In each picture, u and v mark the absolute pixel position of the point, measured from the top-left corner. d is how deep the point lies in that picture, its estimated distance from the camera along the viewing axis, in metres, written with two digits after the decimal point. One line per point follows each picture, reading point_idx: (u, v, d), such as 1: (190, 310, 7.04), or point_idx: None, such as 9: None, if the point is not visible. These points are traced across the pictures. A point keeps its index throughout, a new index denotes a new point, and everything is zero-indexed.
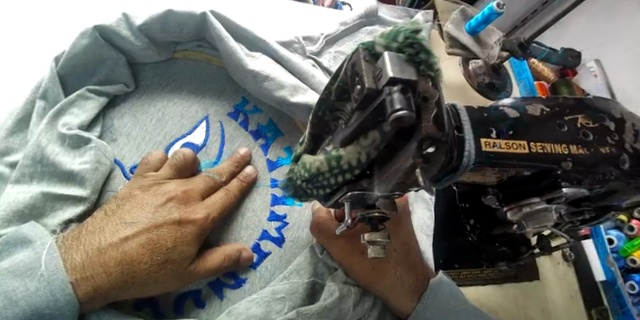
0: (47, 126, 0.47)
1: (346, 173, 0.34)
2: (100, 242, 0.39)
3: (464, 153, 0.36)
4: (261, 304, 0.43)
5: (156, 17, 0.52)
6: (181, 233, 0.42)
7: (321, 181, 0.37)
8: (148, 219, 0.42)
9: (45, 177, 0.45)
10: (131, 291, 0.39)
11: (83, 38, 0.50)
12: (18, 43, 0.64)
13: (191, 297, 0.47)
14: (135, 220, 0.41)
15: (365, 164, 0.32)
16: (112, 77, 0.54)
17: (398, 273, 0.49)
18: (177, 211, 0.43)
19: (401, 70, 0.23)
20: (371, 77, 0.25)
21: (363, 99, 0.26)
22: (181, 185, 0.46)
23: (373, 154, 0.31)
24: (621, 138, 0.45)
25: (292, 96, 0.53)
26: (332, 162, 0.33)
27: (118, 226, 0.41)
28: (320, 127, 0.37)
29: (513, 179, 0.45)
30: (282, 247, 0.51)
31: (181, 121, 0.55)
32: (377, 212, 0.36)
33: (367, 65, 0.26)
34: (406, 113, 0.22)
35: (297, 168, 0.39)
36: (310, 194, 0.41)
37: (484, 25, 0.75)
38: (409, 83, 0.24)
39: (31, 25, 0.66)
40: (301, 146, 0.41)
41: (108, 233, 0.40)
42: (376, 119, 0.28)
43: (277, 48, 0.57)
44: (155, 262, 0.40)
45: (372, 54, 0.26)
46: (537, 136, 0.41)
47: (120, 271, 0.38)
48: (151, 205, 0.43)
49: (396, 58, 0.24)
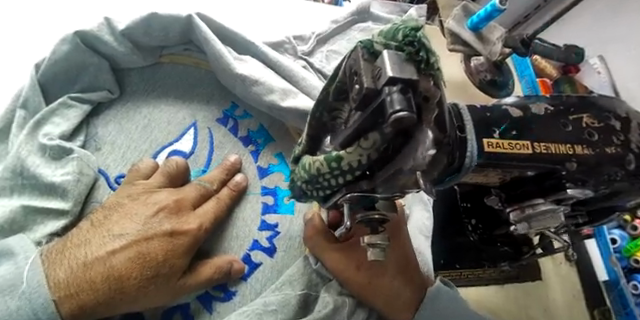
0: (27, 137, 0.45)
1: (346, 175, 0.32)
2: (86, 255, 0.37)
3: (466, 154, 0.34)
4: (252, 317, 0.41)
5: (138, 20, 0.50)
6: (173, 244, 0.41)
7: (321, 183, 0.34)
8: (138, 231, 0.40)
9: (26, 190, 0.43)
10: (118, 307, 0.38)
11: (64, 44, 0.48)
12: (4, 47, 0.62)
13: (179, 312, 0.45)
14: (123, 232, 0.40)
15: (365, 166, 0.30)
16: (95, 84, 0.52)
17: (391, 284, 0.47)
18: (168, 222, 0.42)
19: (402, 69, 0.20)
20: (370, 76, 0.22)
21: (361, 100, 0.23)
22: (172, 193, 0.45)
23: (373, 156, 0.28)
24: (627, 138, 0.42)
25: (282, 101, 0.51)
26: (332, 163, 0.31)
27: (106, 238, 0.39)
28: (317, 129, 0.34)
29: (518, 178, 0.42)
30: (273, 257, 0.50)
31: (168, 127, 0.53)
32: (378, 214, 0.34)
33: (366, 64, 0.23)
34: (407, 114, 0.19)
35: (298, 170, 0.37)
36: (310, 195, 0.39)
37: (486, 21, 0.72)
38: (410, 83, 0.21)
39: (16, 31, 0.65)
40: (300, 147, 0.39)
41: (95, 246, 0.38)
42: (375, 120, 0.24)
43: (266, 51, 0.55)
44: (145, 275, 0.38)
45: (371, 53, 0.24)
46: (542, 137, 0.38)
47: (108, 287, 0.36)
48: (141, 216, 0.41)
49: (396, 56, 0.21)
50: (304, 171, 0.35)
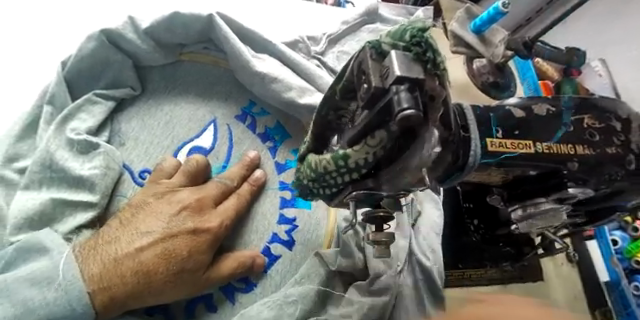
0: (55, 132, 0.46)
1: (353, 173, 0.32)
2: (116, 251, 0.38)
3: (470, 152, 0.33)
4: (272, 307, 0.43)
5: (161, 19, 0.51)
6: (197, 241, 0.41)
7: (328, 181, 0.35)
8: (163, 229, 0.41)
9: (54, 183, 0.44)
10: (147, 300, 0.39)
11: (90, 42, 0.50)
12: (27, 43, 0.64)
13: (202, 302, 0.46)
14: (150, 230, 0.40)
15: (372, 164, 0.30)
16: (119, 80, 0.53)
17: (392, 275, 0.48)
18: (191, 220, 0.42)
19: (409, 68, 0.21)
20: (378, 76, 0.23)
21: (369, 99, 0.24)
22: (192, 191, 0.46)
23: (380, 153, 0.28)
24: (627, 138, 0.42)
25: (300, 98, 0.53)
26: (339, 162, 0.31)
27: (134, 235, 0.40)
28: (322, 127, 0.35)
29: (520, 178, 0.41)
30: (292, 249, 0.51)
31: (188, 124, 0.54)
32: (383, 211, 0.36)
33: (375, 63, 0.24)
34: (413, 112, 0.20)
35: (304, 168, 0.37)
36: (316, 193, 0.39)
37: (489, 24, 0.74)
38: (417, 82, 0.22)
39: (38, 26, 0.66)
40: (306, 145, 0.39)
41: (124, 243, 0.39)
42: (382, 118, 0.25)
43: (282, 49, 0.57)
44: (171, 270, 0.39)
45: (379, 53, 0.24)
46: (542, 136, 0.38)
47: (137, 281, 0.37)
48: (165, 214, 0.42)
49: (404, 56, 0.22)
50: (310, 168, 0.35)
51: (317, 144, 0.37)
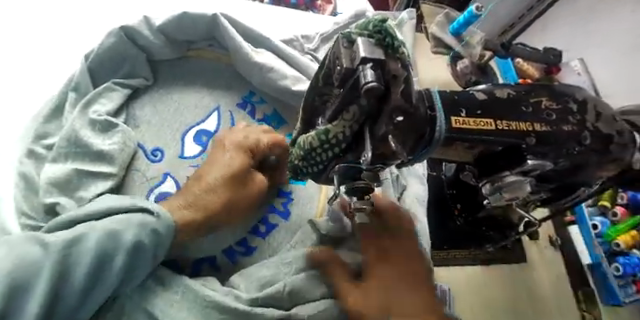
0: (80, 114, 0.53)
1: (334, 149, 0.36)
2: (184, 188, 0.47)
3: (436, 128, 0.40)
4: (270, 267, 0.49)
5: (171, 18, 0.59)
6: (238, 159, 0.49)
7: (314, 158, 0.39)
8: (212, 162, 0.50)
9: (78, 156, 0.51)
10: (216, 213, 0.45)
11: (110, 37, 0.57)
12: (54, 38, 0.72)
13: (207, 263, 0.52)
14: (204, 167, 0.49)
15: (350, 138, 0.35)
16: (135, 71, 0.60)
17: None
18: (229, 148, 0.51)
19: (372, 52, 0.28)
20: (348, 59, 0.29)
21: (342, 78, 0.30)
22: (250, 135, 0.53)
23: (355, 127, 0.34)
24: (583, 118, 0.44)
25: (294, 85, 0.60)
26: (322, 136, 0.36)
27: (195, 175, 0.49)
28: (310, 112, 0.41)
29: (489, 153, 0.45)
30: (287, 219, 0.57)
31: (195, 110, 0.60)
32: (363, 183, 0.40)
33: (346, 50, 0.30)
34: (376, 85, 0.26)
35: (294, 149, 0.42)
36: (305, 173, 0.44)
37: (465, 27, 0.83)
38: (379, 62, 0.28)
39: (64, 24, 0.74)
40: (296, 131, 0.45)
41: (188, 183, 0.48)
42: (353, 94, 0.31)
43: (278, 45, 0.64)
44: (228, 191, 0.46)
45: (350, 41, 0.31)
46: (504, 115, 0.42)
47: (201, 196, 0.45)
48: (213, 155, 0.51)
49: (368, 42, 0.29)
50: (300, 147, 0.39)
51: (309, 127, 0.43)
